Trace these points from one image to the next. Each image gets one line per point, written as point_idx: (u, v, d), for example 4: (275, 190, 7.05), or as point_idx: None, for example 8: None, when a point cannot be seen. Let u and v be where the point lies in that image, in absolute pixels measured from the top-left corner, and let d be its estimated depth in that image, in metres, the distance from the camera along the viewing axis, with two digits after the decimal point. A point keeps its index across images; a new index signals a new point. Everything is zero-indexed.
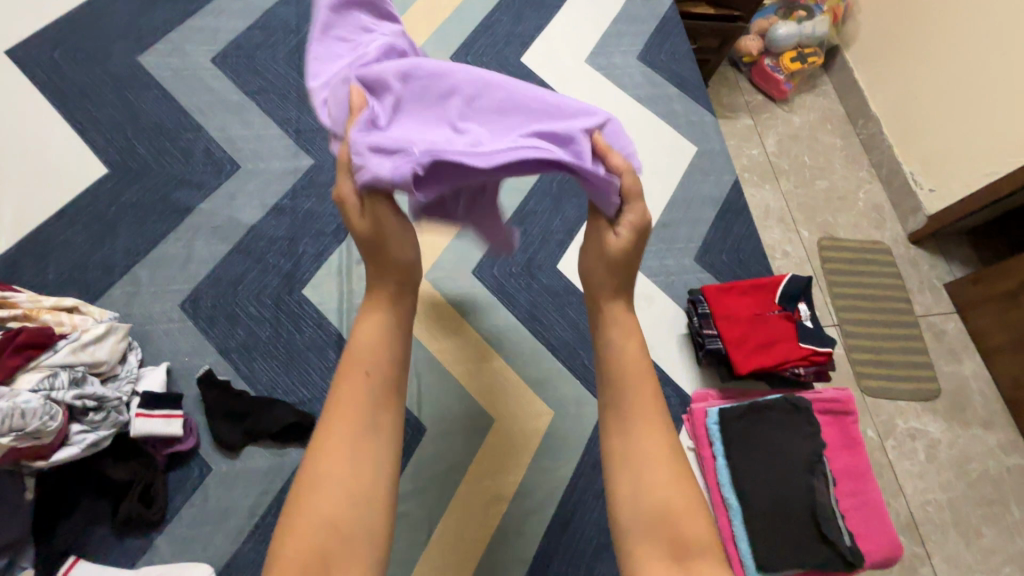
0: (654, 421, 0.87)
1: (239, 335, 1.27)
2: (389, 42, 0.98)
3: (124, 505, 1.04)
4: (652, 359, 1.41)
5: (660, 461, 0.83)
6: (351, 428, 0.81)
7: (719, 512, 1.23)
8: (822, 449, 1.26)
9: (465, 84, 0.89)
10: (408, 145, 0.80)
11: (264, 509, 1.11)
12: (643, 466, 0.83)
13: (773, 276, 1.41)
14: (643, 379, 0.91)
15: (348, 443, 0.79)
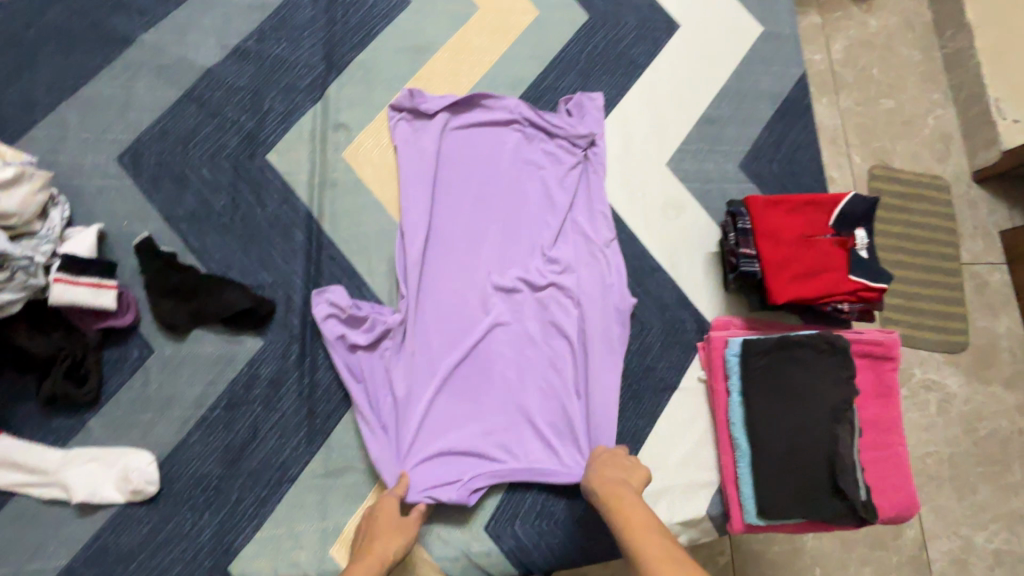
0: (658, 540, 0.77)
1: (188, 203, 1.06)
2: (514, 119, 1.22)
3: (50, 382, 0.91)
4: (672, 278, 1.21)
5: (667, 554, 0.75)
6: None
7: (723, 450, 1.12)
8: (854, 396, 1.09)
9: (505, 248, 1.15)
10: (449, 352, 1.08)
11: (214, 399, 0.98)
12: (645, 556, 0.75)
13: (833, 194, 1.16)
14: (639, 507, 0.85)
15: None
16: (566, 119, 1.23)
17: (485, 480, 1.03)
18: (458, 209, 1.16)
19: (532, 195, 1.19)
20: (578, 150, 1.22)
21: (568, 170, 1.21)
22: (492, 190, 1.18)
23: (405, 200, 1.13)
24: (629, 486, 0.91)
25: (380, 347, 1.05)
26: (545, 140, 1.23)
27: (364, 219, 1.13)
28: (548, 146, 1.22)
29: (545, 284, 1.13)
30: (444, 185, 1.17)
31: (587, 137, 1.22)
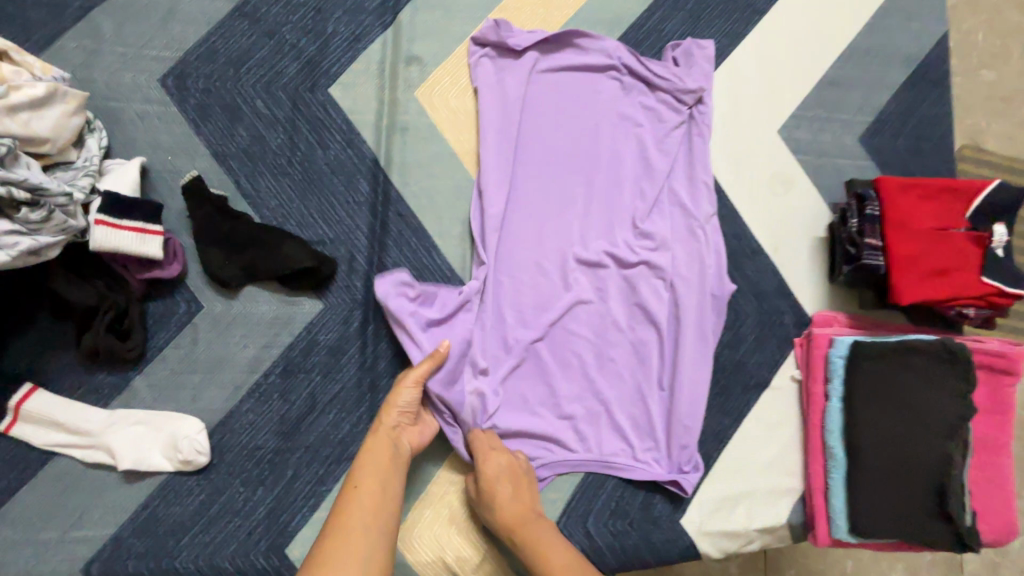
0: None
1: (240, 138, 0.92)
2: (611, 64, 1.05)
3: (88, 335, 0.81)
4: (773, 263, 1.08)
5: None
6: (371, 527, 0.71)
7: (814, 456, 1.01)
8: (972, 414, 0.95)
9: (590, 216, 1.01)
10: (527, 330, 0.97)
11: (268, 364, 0.88)
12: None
13: (975, 181, 0.99)
14: (558, 549, 0.78)
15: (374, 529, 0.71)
16: (672, 69, 1.06)
17: (560, 468, 0.95)
18: (541, 167, 1.02)
19: (626, 156, 1.04)
20: (683, 107, 1.06)
21: (670, 129, 1.05)
22: (582, 147, 1.03)
23: (483, 151, 0.98)
24: (528, 505, 0.84)
25: (453, 322, 0.93)
26: (644, 93, 1.06)
27: (436, 173, 0.99)
28: (647, 101, 1.06)
29: (635, 261, 1.00)
30: (528, 136, 1.02)
31: (696, 92, 1.05)
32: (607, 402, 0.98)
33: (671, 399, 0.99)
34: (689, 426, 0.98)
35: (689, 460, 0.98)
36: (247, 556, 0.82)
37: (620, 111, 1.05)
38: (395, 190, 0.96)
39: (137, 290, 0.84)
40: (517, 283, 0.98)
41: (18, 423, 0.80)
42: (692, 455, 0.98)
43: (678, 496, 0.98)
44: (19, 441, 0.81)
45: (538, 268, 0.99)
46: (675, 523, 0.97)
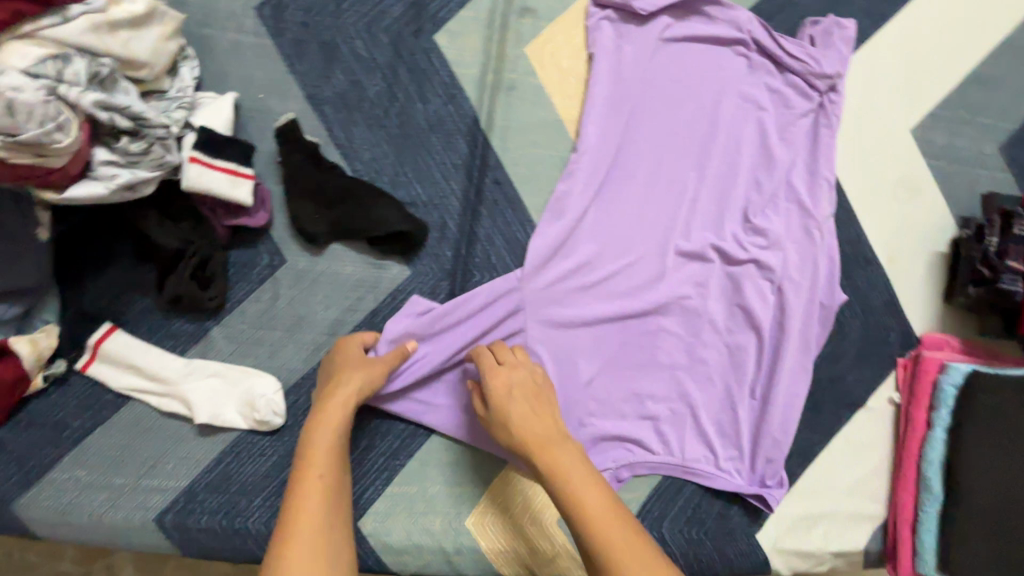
0: (621, 529, 0.60)
1: (336, 81, 0.85)
2: (740, 37, 0.94)
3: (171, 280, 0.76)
4: (887, 275, 0.99)
5: (636, 547, 0.58)
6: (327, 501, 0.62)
7: (905, 486, 0.95)
8: None
9: (697, 203, 0.93)
10: (616, 321, 0.90)
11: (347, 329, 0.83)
12: (617, 555, 0.58)
13: None
14: (586, 470, 0.65)
15: (331, 509, 0.62)
16: (807, 49, 0.95)
17: (639, 469, 0.90)
18: (653, 146, 0.92)
19: (744, 144, 0.94)
20: (814, 93, 0.95)
21: (797, 118, 0.95)
22: (699, 131, 0.94)
23: (592, 124, 0.89)
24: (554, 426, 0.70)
25: (529, 309, 0.87)
26: (772, 72, 0.96)
27: (539, 140, 0.91)
28: (774, 83, 0.95)
29: (744, 259, 0.93)
30: (643, 112, 0.92)
31: (831, 78, 0.94)
32: (693, 406, 0.92)
33: (763, 411, 0.92)
34: (778, 440, 0.92)
35: (775, 475, 0.92)
36: None
37: (742, 91, 0.95)
38: (494, 154, 0.89)
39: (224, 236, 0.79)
40: (612, 270, 0.90)
41: (96, 363, 0.77)
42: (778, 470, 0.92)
43: (758, 510, 0.93)
44: (94, 382, 0.77)
45: (634, 257, 0.91)
46: (750, 537, 0.93)
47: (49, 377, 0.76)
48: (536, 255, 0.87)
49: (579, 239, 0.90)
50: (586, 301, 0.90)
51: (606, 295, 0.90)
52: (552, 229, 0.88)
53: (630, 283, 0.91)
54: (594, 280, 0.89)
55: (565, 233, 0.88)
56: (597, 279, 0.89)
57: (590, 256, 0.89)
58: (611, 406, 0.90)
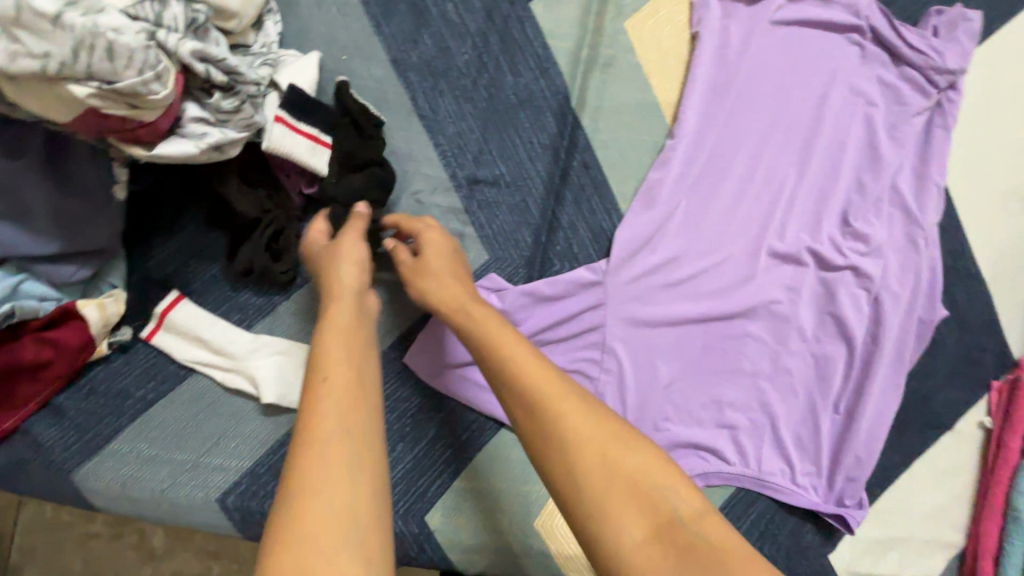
0: (573, 403, 0.52)
1: (424, 47, 0.79)
2: (856, 23, 0.87)
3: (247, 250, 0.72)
4: (988, 292, 0.92)
5: (583, 417, 0.52)
6: (348, 423, 0.45)
7: (990, 516, 0.90)
8: None
9: (795, 201, 0.86)
10: (700, 322, 0.85)
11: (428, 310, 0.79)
12: (563, 428, 0.51)
13: None
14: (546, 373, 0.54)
15: (351, 427, 0.45)
16: (929, 40, 0.87)
17: (713, 480, 0.85)
18: (752, 137, 0.86)
19: (850, 140, 0.87)
20: (933, 90, 0.87)
21: (910, 115, 0.88)
22: (803, 123, 0.87)
23: (691, 110, 0.83)
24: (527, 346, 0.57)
25: (614, 302, 0.81)
26: (886, 63, 0.88)
27: (632, 123, 0.84)
28: (887, 76, 0.88)
29: (841, 264, 0.86)
30: (744, 100, 0.85)
31: (953, 74, 0.87)
32: (774, 416, 0.87)
33: (848, 428, 0.87)
34: (862, 458, 0.87)
35: (855, 495, 0.87)
36: None
37: (853, 82, 0.88)
38: (583, 135, 0.83)
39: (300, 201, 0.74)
40: (701, 266, 0.84)
41: (161, 332, 0.73)
42: (859, 490, 0.87)
43: (833, 530, 0.88)
44: (158, 352, 0.74)
45: (725, 255, 0.85)
46: (822, 558, 0.88)
47: (113, 344, 0.72)
48: (622, 245, 0.82)
49: (668, 231, 0.83)
50: (672, 300, 0.83)
51: (693, 293, 0.84)
52: (640, 221, 0.82)
53: (720, 282, 0.85)
54: (681, 277, 0.83)
55: (657, 223, 0.82)
56: (684, 277, 0.83)
57: (678, 252, 0.83)
58: (691, 412, 0.85)
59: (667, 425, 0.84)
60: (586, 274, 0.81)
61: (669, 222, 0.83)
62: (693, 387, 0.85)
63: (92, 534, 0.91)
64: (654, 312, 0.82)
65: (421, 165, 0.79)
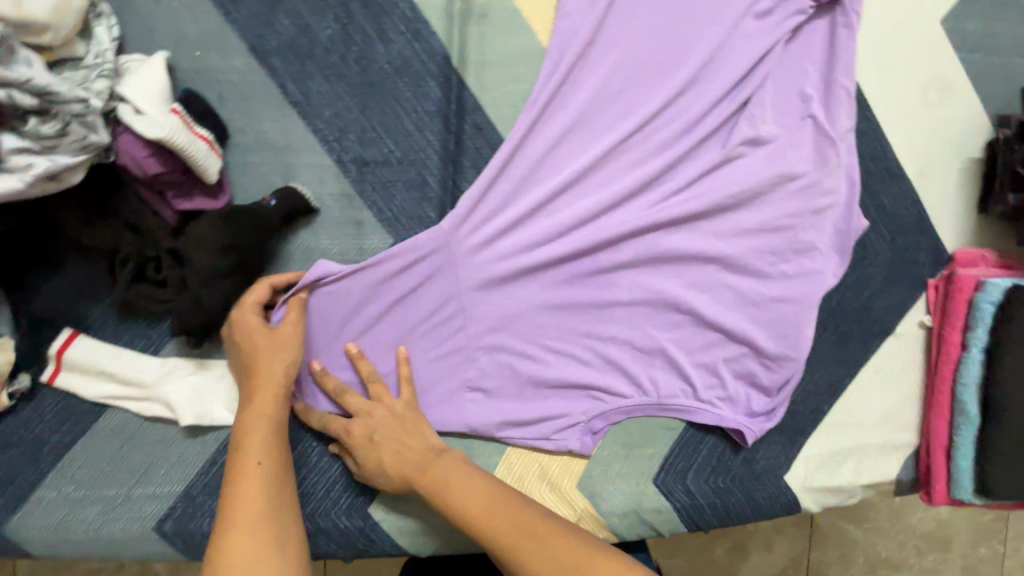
0: (524, 515, 0.60)
1: (284, 27, 0.74)
2: None
3: (211, 296, 0.68)
4: (915, 189, 0.90)
5: (507, 513, 0.61)
6: (264, 513, 0.56)
7: (937, 412, 0.90)
8: None
9: (706, 129, 0.83)
10: (571, 265, 0.83)
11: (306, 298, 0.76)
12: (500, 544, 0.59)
13: None
14: (479, 481, 0.65)
15: (273, 511, 0.57)
16: None
17: (614, 416, 0.85)
18: (646, 71, 0.82)
19: (753, 54, 0.83)
20: None
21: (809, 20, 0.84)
22: (700, 45, 0.82)
23: (555, 56, 0.79)
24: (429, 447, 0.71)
25: (495, 258, 0.80)
26: None
27: (521, 74, 0.79)
28: None
29: (757, 188, 0.84)
30: (632, 33, 0.81)
31: None
32: (710, 350, 0.86)
33: (770, 351, 0.86)
34: (777, 372, 0.86)
35: (769, 403, 0.87)
36: (328, 517, 0.77)
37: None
38: (471, 95, 0.78)
39: (254, 244, 0.70)
40: (600, 212, 0.82)
41: (63, 373, 0.71)
42: (766, 395, 0.87)
43: (742, 439, 0.86)
44: (67, 393, 0.72)
45: (622, 195, 0.82)
46: (779, 480, 0.89)
47: (14, 392, 0.70)
48: (471, 206, 0.78)
49: (536, 182, 0.80)
50: (567, 250, 0.81)
51: (586, 239, 0.81)
52: (498, 180, 0.79)
53: (613, 225, 0.82)
54: (555, 229, 0.81)
55: (546, 173, 0.80)
56: (575, 224, 0.81)
57: (574, 201, 0.81)
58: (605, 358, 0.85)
59: (570, 371, 0.84)
60: (425, 240, 0.77)
61: (544, 174, 0.80)
62: (598, 333, 0.84)
63: (90, 570, 0.93)
64: (540, 262, 0.81)
65: (302, 155, 0.75)
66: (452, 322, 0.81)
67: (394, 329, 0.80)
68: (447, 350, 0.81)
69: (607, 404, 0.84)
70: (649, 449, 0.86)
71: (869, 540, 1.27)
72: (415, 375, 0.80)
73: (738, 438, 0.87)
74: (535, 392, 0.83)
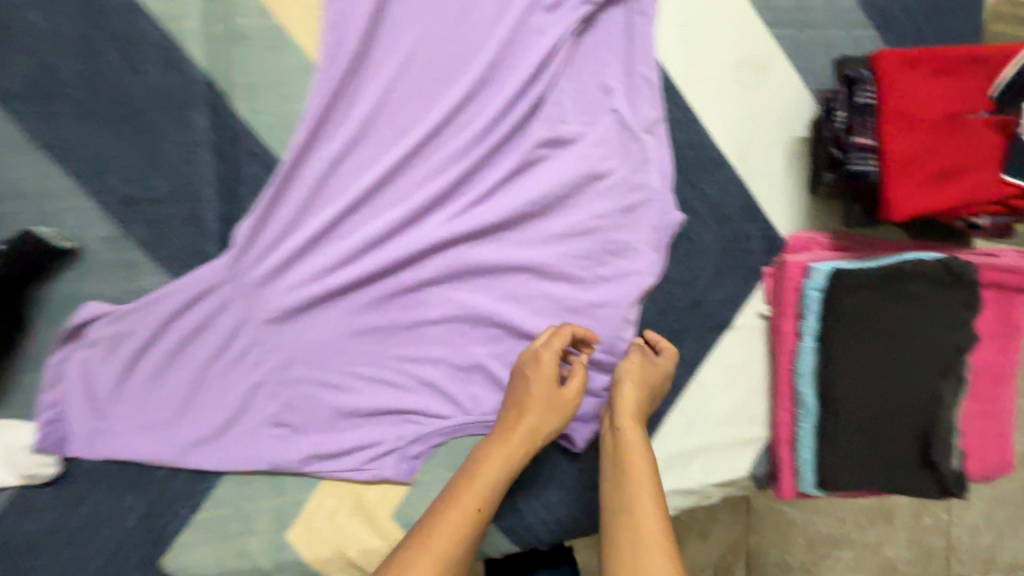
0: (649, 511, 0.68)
1: (23, 67, 0.70)
2: None
3: None
4: (739, 175, 0.86)
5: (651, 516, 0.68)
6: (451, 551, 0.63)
7: (783, 403, 0.87)
8: (953, 340, 0.80)
9: (500, 133, 0.79)
10: (372, 286, 0.79)
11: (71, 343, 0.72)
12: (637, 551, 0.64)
13: (988, 48, 0.76)
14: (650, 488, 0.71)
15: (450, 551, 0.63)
16: None
17: (434, 439, 0.81)
18: (430, 77, 0.77)
19: (543, 49, 0.78)
20: None
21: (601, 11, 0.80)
22: (486, 45, 0.78)
23: (325, 71, 0.75)
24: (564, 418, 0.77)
25: (286, 287, 0.77)
26: None
27: (292, 94, 0.76)
28: None
29: (563, 189, 0.80)
30: (410, 38, 0.77)
31: None
32: None
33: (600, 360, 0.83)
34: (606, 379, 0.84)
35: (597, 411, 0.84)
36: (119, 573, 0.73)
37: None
38: (240, 121, 0.75)
39: None
40: (396, 230, 0.78)
41: None
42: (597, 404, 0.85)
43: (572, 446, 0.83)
44: None
45: (416, 210, 0.78)
46: None
47: None
48: (250, 235, 0.75)
49: (322, 204, 0.77)
50: (364, 272, 0.78)
51: (383, 259, 0.78)
52: (278, 206, 0.76)
53: (411, 242, 0.78)
54: (348, 251, 0.77)
55: (331, 195, 0.77)
56: (369, 244, 0.78)
57: (366, 221, 0.78)
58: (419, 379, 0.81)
59: (383, 396, 0.80)
60: (203, 275, 0.74)
61: (329, 196, 0.77)
62: (409, 355, 0.80)
63: None
64: (336, 286, 0.77)
65: (59, 199, 0.72)
66: (248, 357, 0.77)
67: (183, 372, 0.75)
68: (245, 389, 0.77)
69: (425, 427, 0.81)
70: None
71: (808, 521, 1.26)
72: (212, 417, 0.76)
73: (570, 446, 0.84)
74: (345, 421, 0.80)
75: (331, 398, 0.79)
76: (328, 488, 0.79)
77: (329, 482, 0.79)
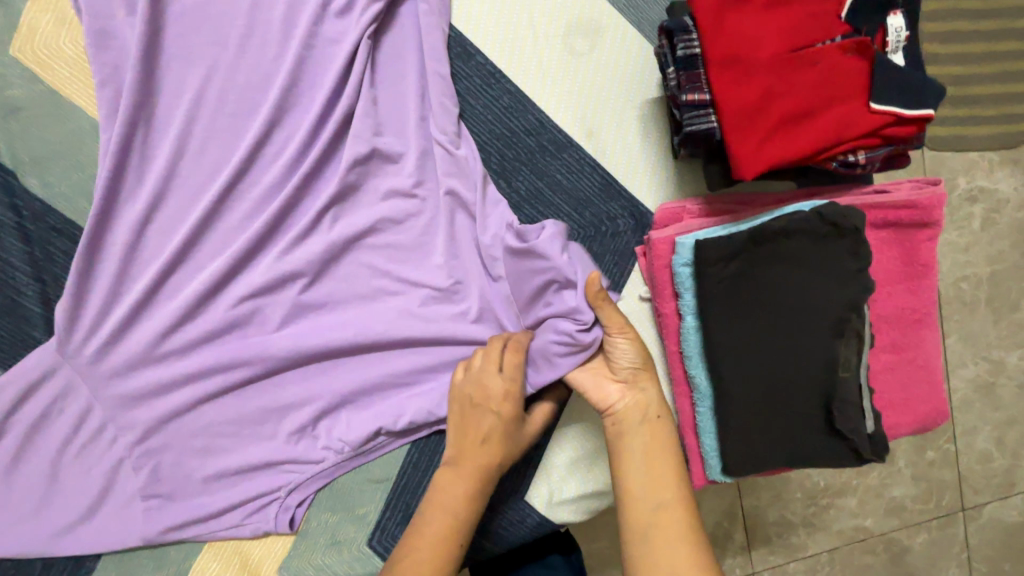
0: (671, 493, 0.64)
1: None
2: None
3: None
4: (589, 153, 0.80)
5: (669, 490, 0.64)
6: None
7: (678, 389, 0.81)
8: (852, 299, 0.72)
9: (313, 159, 0.74)
10: (214, 343, 0.75)
11: None
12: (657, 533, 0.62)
13: None
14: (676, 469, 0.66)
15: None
16: None
17: (311, 486, 0.78)
18: (226, 112, 0.72)
19: (340, 60, 0.73)
20: None
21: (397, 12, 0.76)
22: (279, 67, 0.73)
23: (107, 130, 0.70)
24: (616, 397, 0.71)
25: (119, 359, 0.73)
26: None
27: (89, 162, 0.73)
28: None
29: (392, 204, 0.75)
30: (193, 76, 0.71)
31: None
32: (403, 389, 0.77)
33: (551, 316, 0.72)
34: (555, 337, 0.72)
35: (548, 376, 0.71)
36: None
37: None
38: (36, 199, 0.72)
39: None
40: (224, 279, 0.74)
41: None
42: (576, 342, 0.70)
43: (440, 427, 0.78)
44: None
45: (239, 254, 0.73)
46: (520, 503, 0.81)
47: None
48: (70, 315, 0.71)
49: (142, 268, 0.73)
50: (200, 329, 0.74)
51: (218, 311, 0.74)
52: (95, 278, 0.72)
53: (242, 288, 0.74)
54: (176, 311, 0.73)
55: (149, 257, 0.73)
56: (197, 299, 0.73)
57: (193, 275, 0.74)
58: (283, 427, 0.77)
59: (247, 451, 0.77)
60: (33, 362, 0.72)
61: (147, 258, 0.73)
62: (269, 404, 0.77)
63: None
64: (175, 348, 0.74)
65: None
66: (103, 435, 0.75)
67: (37, 464, 0.74)
68: (104, 469, 0.75)
69: (302, 475, 0.77)
70: (360, 509, 0.79)
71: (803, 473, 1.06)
72: (77, 502, 0.74)
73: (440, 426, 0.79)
74: (216, 483, 0.77)
75: (195, 462, 0.76)
76: (212, 549, 0.77)
77: (213, 543, 0.77)
